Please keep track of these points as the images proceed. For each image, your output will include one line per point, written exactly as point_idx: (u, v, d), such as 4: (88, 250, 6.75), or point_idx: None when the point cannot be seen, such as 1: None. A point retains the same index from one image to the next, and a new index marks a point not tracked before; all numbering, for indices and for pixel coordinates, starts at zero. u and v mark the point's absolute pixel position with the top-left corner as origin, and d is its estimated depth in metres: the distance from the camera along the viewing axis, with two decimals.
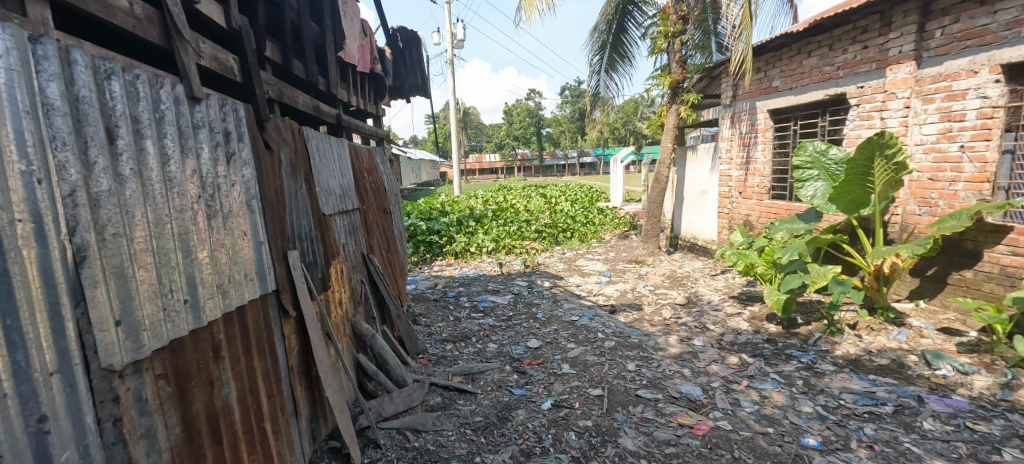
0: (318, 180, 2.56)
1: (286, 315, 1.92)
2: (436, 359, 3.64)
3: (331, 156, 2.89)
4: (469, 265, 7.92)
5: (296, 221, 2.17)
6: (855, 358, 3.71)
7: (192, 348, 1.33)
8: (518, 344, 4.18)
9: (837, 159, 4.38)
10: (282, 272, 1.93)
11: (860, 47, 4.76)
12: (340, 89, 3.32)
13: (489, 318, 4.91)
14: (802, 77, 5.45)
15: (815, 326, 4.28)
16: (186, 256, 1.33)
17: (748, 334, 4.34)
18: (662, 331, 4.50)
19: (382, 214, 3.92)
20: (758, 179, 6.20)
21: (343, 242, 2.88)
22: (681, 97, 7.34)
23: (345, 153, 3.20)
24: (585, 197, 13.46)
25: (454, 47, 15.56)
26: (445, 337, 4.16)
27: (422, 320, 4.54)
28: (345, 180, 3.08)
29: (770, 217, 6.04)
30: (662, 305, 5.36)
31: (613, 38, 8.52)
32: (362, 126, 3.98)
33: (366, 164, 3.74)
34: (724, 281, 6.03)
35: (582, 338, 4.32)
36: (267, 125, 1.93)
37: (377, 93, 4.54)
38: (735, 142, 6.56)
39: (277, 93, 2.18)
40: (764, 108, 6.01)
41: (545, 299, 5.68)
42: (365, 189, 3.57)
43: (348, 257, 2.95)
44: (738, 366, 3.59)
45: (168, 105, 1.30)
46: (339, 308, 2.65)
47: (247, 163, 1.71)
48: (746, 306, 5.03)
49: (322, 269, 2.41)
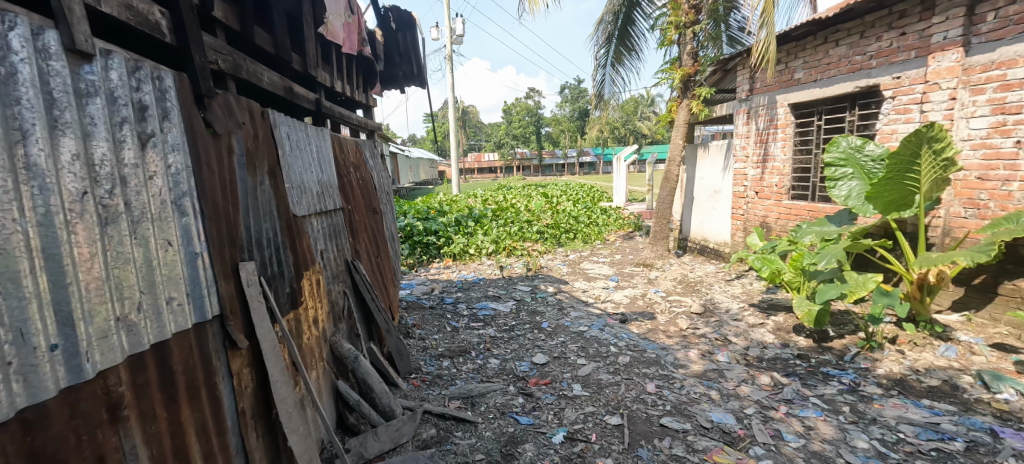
0: (288, 174, 2.13)
1: (235, 345, 1.51)
2: (431, 380, 3.21)
3: (308, 147, 2.46)
4: (468, 268, 7.51)
5: (255, 224, 1.76)
6: (900, 378, 3.31)
7: (64, 415, 0.94)
8: (523, 359, 3.77)
9: (874, 156, 3.96)
10: (229, 291, 1.52)
11: (897, 34, 4.35)
12: (321, 71, 2.89)
13: (490, 328, 4.49)
14: (828, 68, 5.05)
15: (850, 341, 3.88)
16: (52, 277, 0.93)
17: (776, 348, 3.94)
18: (681, 345, 4.09)
19: (371, 215, 3.50)
20: (777, 178, 5.81)
21: (322, 249, 2.46)
22: (692, 91, 6.96)
23: (327, 145, 2.78)
24: (587, 197, 13.04)
25: (454, 43, 15.23)
26: (441, 352, 3.73)
27: (415, 331, 4.09)
28: (326, 177, 2.66)
29: (791, 218, 5.64)
30: (677, 314, 4.96)
31: (620, 31, 8.12)
32: (349, 117, 3.56)
33: (352, 159, 3.31)
34: (741, 288, 5.62)
35: (593, 352, 3.91)
36: (209, 102, 1.52)
37: (368, 81, 4.11)
38: (751, 139, 6.16)
39: (231, 65, 1.77)
40: (785, 101, 5.62)
41: (550, 307, 5.25)
42: (350, 187, 3.15)
43: (328, 267, 2.53)
44: (771, 388, 3.18)
45: (25, 57, 0.90)
46: (314, 328, 2.23)
47: (174, 149, 1.31)
48: (769, 315, 4.63)
49: (289, 282, 1.99)
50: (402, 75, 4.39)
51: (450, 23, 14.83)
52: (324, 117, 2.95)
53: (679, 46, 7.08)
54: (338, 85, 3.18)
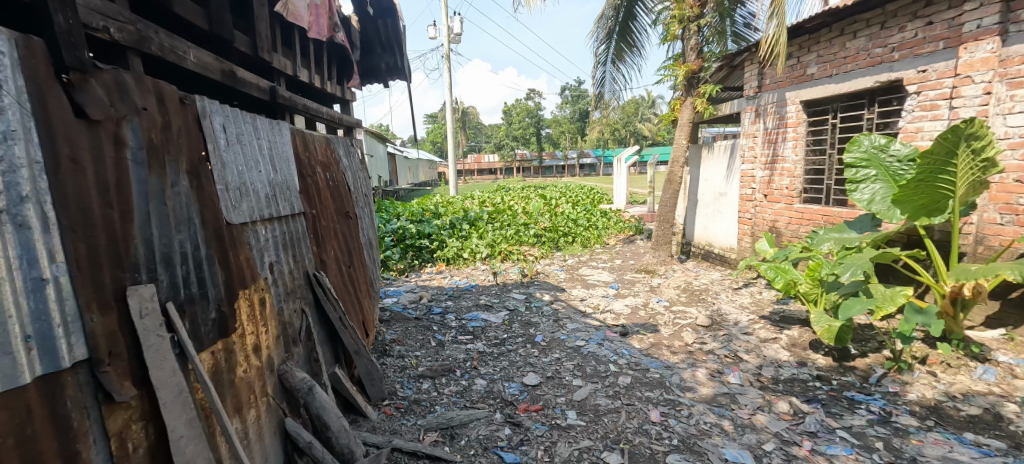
0: (221, 172, 1.77)
1: (113, 398, 1.15)
2: (406, 407, 2.84)
3: (254, 141, 2.08)
4: (460, 274, 7.14)
5: (163, 236, 1.40)
6: (935, 405, 2.95)
7: None
8: (512, 379, 3.39)
9: (900, 156, 3.59)
10: (108, 326, 1.16)
11: (922, 23, 4.00)
12: (280, 56, 2.53)
13: (478, 342, 4.13)
14: (845, 62, 4.70)
15: (874, 360, 3.53)
16: None
17: (792, 367, 3.58)
18: (687, 363, 3.71)
19: (342, 220, 3.13)
20: (787, 180, 5.46)
21: (271, 261, 2.10)
22: (697, 89, 6.59)
23: (283, 141, 2.42)
24: (586, 199, 12.68)
25: (451, 41, 14.90)
26: (422, 372, 3.35)
27: (395, 348, 3.69)
28: (279, 178, 2.30)
29: (803, 223, 5.28)
30: (682, 326, 4.59)
31: (621, 26, 7.76)
32: (320, 111, 3.21)
33: (319, 157, 2.94)
34: (749, 297, 5.26)
35: (589, 371, 3.54)
36: (82, 78, 1.16)
37: (344, 72, 3.74)
38: (759, 139, 5.81)
39: (133, 36, 1.41)
40: (796, 98, 5.26)
41: (545, 318, 4.87)
42: (315, 188, 2.78)
43: (279, 282, 2.16)
44: (791, 418, 2.82)
45: None
46: (256, 357, 1.86)
47: (8, 139, 0.96)
48: (782, 329, 4.26)
49: (217, 304, 1.63)
50: (385, 67, 4.05)
51: (446, 21, 14.47)
52: (284, 108, 2.58)
53: (683, 41, 6.72)
54: (304, 76, 2.84)
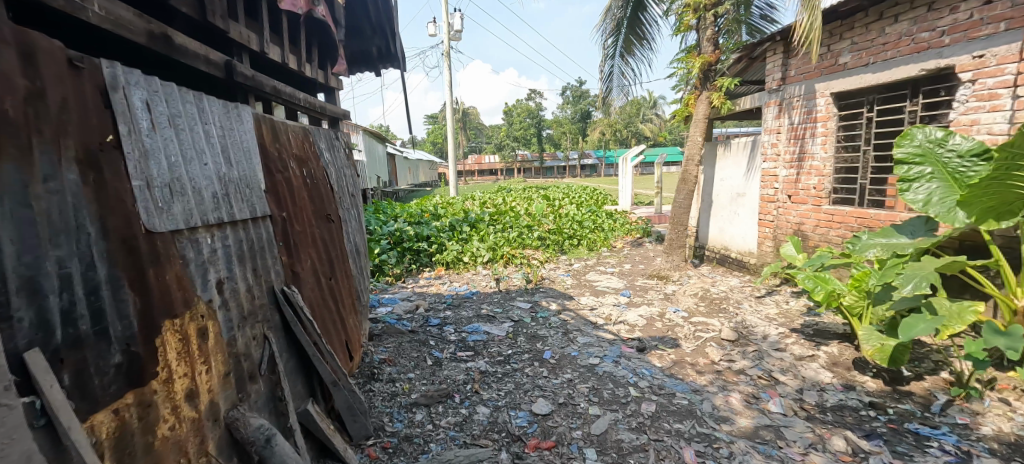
0: (141, 163, 1.34)
1: None
2: (395, 447, 2.40)
3: (195, 125, 1.65)
4: (461, 280, 6.69)
5: (26, 254, 1.00)
6: (1016, 441, 2.51)
7: None
8: (519, 407, 2.95)
9: (961, 150, 3.13)
10: None
11: (979, 3, 3.57)
12: (241, 25, 2.08)
13: (480, 360, 3.68)
14: (884, 49, 4.26)
15: (932, 384, 3.09)
16: None
17: (838, 392, 3.13)
18: (717, 386, 3.27)
19: (322, 224, 2.69)
20: (815, 179, 5.03)
21: (218, 279, 1.66)
22: (713, 82, 6.09)
23: (242, 129, 1.99)
24: (590, 200, 12.22)
25: (452, 38, 14.48)
26: (415, 400, 2.90)
27: (385, 370, 3.23)
28: (234, 173, 1.86)
29: (834, 226, 4.84)
30: (705, 340, 4.14)
31: (630, 19, 7.32)
32: (299, 97, 2.77)
33: (295, 149, 2.50)
34: (776, 308, 4.80)
35: (606, 397, 3.09)
36: None
37: (327, 56, 3.28)
38: (783, 135, 5.38)
39: None
40: (826, 90, 4.82)
41: (553, 331, 4.43)
42: (287, 186, 2.33)
43: (230, 304, 1.72)
44: (850, 459, 2.39)
45: None
46: (190, 407, 1.43)
47: None
48: (818, 346, 3.82)
49: (124, 344, 1.20)
50: (375, 51, 3.65)
51: (447, 17, 14.10)
52: (246, 90, 2.15)
53: (699, 31, 6.26)
54: (276, 54, 2.41)
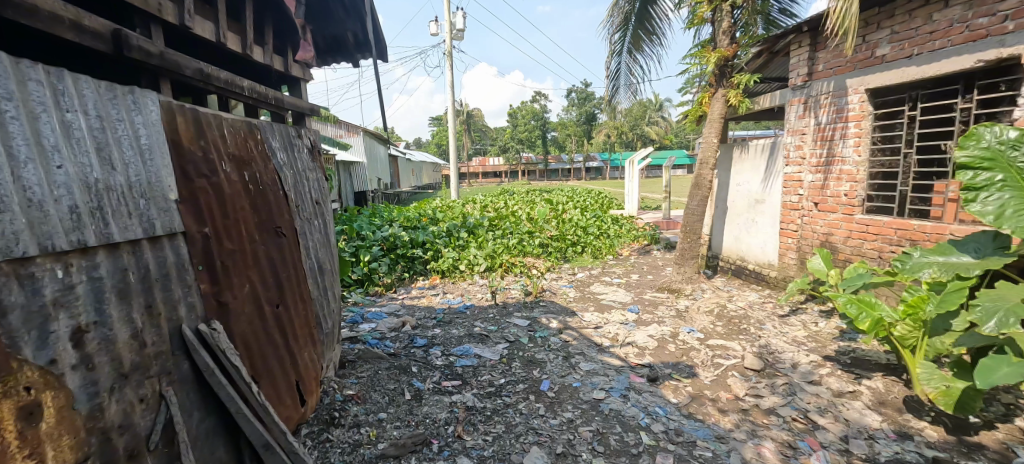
0: None
1: None
2: None
3: (44, 112, 1.18)
4: (455, 291, 6.20)
5: None
6: None
7: None
8: (508, 461, 2.45)
9: None
10: None
11: None
12: None
13: (467, 393, 3.19)
14: (931, 39, 3.74)
15: (1006, 435, 2.57)
16: None
17: (890, 441, 2.62)
18: (743, 431, 2.76)
19: (269, 240, 2.21)
20: (846, 185, 4.51)
21: (74, 328, 1.19)
22: (730, 78, 5.53)
23: (143, 120, 1.51)
24: (596, 204, 11.69)
25: (454, 37, 14.09)
26: (382, 451, 2.43)
27: (350, 409, 2.74)
28: (124, 178, 1.39)
29: (871, 238, 4.31)
30: (725, 369, 3.62)
31: (638, 13, 6.81)
32: (245, 85, 2.29)
33: (230, 147, 2.01)
34: (803, 330, 4.27)
35: (612, 446, 2.58)
36: None
37: (285, 39, 2.78)
38: (809, 136, 4.86)
39: None
40: (861, 86, 4.30)
41: (553, 355, 3.92)
42: (216, 195, 1.84)
43: (96, 361, 1.25)
44: None
45: None
46: None
47: None
48: (859, 379, 3.30)
49: None
50: (350, 35, 3.17)
51: (450, 16, 13.68)
52: (154, 69, 1.67)
53: (714, 24, 5.74)
54: (207, 30, 1.96)
